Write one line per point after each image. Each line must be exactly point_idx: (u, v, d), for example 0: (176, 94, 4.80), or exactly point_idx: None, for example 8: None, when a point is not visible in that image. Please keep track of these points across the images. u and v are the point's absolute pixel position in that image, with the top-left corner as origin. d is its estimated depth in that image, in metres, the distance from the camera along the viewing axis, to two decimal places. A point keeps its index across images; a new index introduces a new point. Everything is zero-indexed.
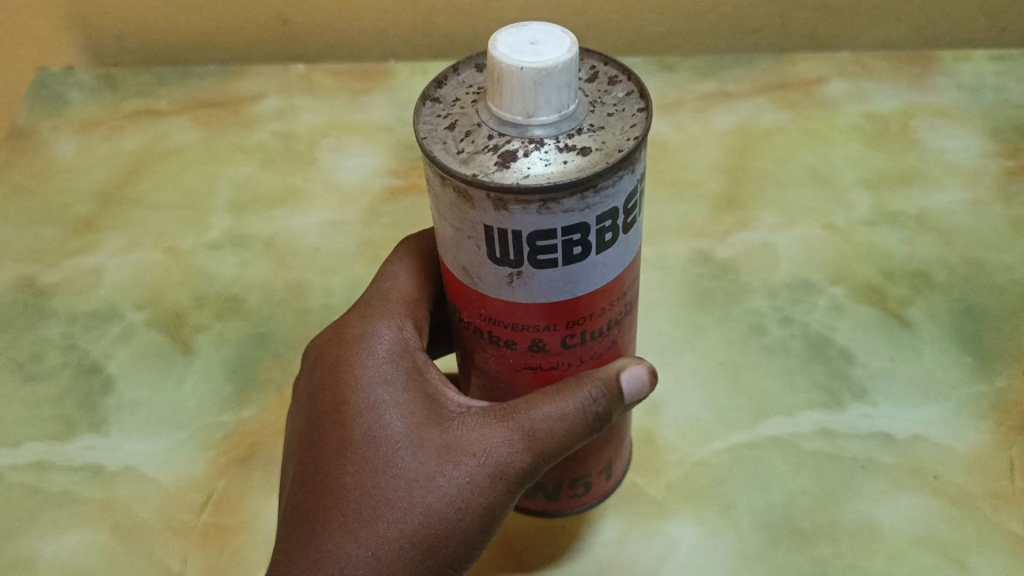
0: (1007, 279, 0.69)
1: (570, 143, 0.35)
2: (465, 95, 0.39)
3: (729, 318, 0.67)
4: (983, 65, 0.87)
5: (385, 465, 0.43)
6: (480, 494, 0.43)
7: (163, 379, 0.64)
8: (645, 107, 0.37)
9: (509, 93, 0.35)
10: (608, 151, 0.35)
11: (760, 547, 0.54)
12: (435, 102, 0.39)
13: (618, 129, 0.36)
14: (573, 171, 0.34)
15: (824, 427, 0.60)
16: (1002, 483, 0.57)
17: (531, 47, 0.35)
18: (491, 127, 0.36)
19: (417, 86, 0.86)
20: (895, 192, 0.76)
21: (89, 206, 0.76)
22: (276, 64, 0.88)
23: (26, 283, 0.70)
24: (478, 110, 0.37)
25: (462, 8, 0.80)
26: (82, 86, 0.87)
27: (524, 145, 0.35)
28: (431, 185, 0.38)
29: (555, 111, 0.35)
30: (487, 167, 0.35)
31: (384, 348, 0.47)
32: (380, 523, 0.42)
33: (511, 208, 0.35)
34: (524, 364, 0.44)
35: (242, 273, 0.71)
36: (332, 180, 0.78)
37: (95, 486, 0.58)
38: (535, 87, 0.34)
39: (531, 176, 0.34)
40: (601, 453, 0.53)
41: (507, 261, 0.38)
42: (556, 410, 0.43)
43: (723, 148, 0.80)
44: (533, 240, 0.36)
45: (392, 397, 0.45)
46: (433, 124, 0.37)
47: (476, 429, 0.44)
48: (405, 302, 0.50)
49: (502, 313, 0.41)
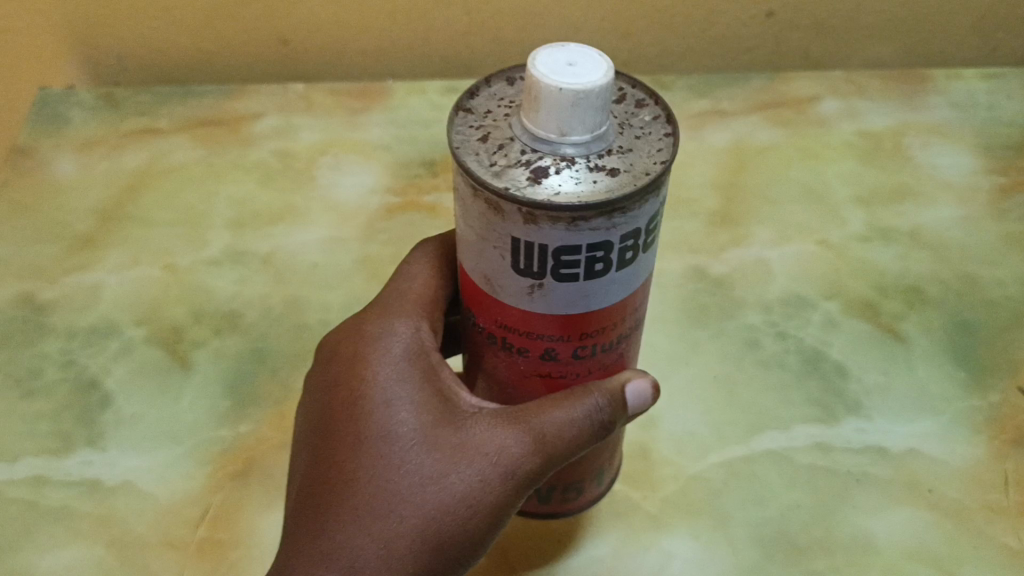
0: (1000, 295, 0.69)
1: (600, 163, 0.36)
2: (497, 108, 0.40)
3: (724, 333, 0.68)
4: (974, 84, 0.88)
5: (398, 461, 0.43)
6: (490, 493, 0.43)
7: (161, 394, 0.64)
8: (672, 133, 0.38)
9: (545, 111, 0.36)
10: (636, 173, 0.36)
11: (756, 560, 0.55)
12: (468, 114, 0.39)
13: (646, 153, 0.37)
14: (603, 191, 0.35)
15: (819, 441, 0.60)
16: (996, 496, 0.57)
17: (569, 68, 0.36)
18: (525, 142, 0.37)
19: (415, 106, 0.87)
20: (889, 209, 0.77)
21: (90, 224, 0.77)
22: (276, 84, 0.89)
23: (25, 300, 0.71)
24: (512, 125, 0.38)
25: (458, 30, 0.83)
26: (83, 105, 0.88)
27: (556, 163, 0.36)
28: (459, 194, 0.39)
29: (586, 131, 0.36)
30: (518, 182, 0.35)
31: (399, 346, 0.47)
32: (390, 518, 0.43)
33: (541, 223, 0.36)
34: (534, 375, 0.45)
35: (240, 289, 0.72)
36: (330, 198, 0.79)
37: (91, 502, 0.58)
38: (573, 108, 0.35)
39: (562, 194, 0.35)
40: (597, 462, 0.53)
41: (530, 273, 0.39)
42: (565, 416, 0.43)
43: (718, 165, 0.81)
44: (557, 254, 0.37)
45: (406, 394, 0.45)
46: (466, 135, 0.38)
47: (489, 429, 0.44)
48: (421, 302, 0.50)
49: (518, 322, 0.42)
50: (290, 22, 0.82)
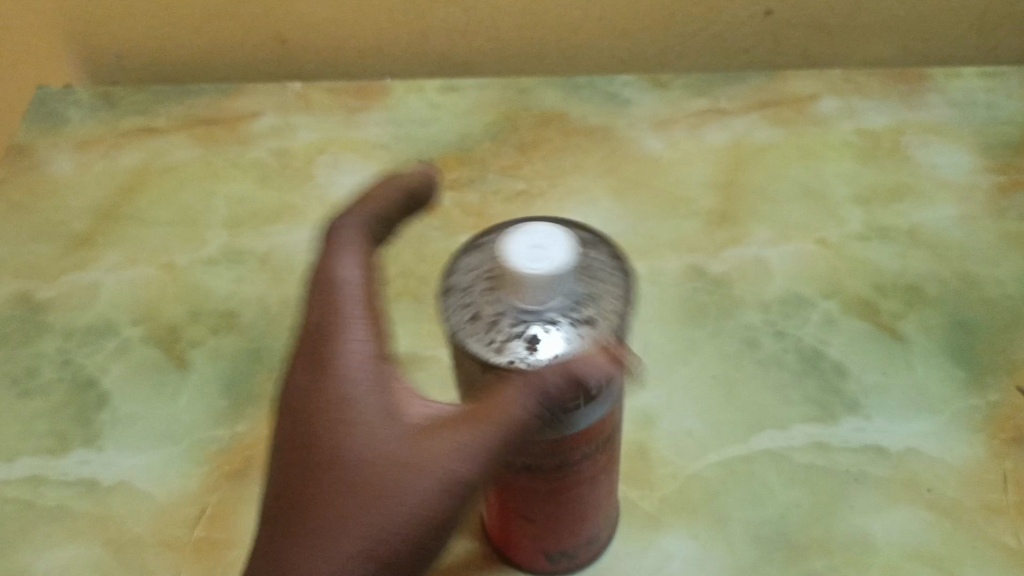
0: (999, 293, 0.69)
1: (581, 317, 0.40)
2: (475, 278, 0.42)
3: (722, 332, 0.67)
4: (974, 82, 0.88)
5: (343, 473, 0.38)
6: (440, 501, 0.38)
7: (158, 394, 0.64)
8: (621, 268, 0.43)
9: (527, 290, 0.40)
10: (609, 320, 0.41)
11: (754, 560, 0.55)
12: (451, 292, 0.42)
13: (608, 292, 0.42)
14: (591, 343, 0.40)
15: (818, 440, 0.60)
16: (995, 495, 0.57)
17: (538, 254, 0.40)
18: (513, 315, 0.40)
19: (414, 104, 0.87)
20: (888, 208, 0.77)
21: (87, 223, 0.77)
22: (273, 82, 0.88)
23: (22, 300, 0.70)
24: (495, 297, 0.41)
25: (458, 26, 0.83)
26: (80, 103, 0.87)
27: (543, 327, 0.40)
28: (466, 372, 0.42)
29: (563, 293, 0.40)
30: (519, 354, 0.40)
31: (342, 348, 0.40)
32: (340, 534, 0.38)
33: (547, 386, 0.40)
34: (535, 456, 0.45)
35: (237, 288, 0.72)
36: (328, 197, 0.79)
37: (89, 501, 0.58)
38: (546, 287, 0.39)
39: (559, 357, 0.39)
40: (600, 526, 0.54)
41: (543, 422, 0.42)
42: (514, 403, 0.38)
43: (716, 164, 0.81)
44: (562, 397, 0.41)
45: (352, 397, 0.39)
46: (458, 316, 0.41)
47: (440, 434, 0.38)
48: (359, 293, 0.41)
49: (540, 450, 0.44)
50: (290, 19, 0.82)
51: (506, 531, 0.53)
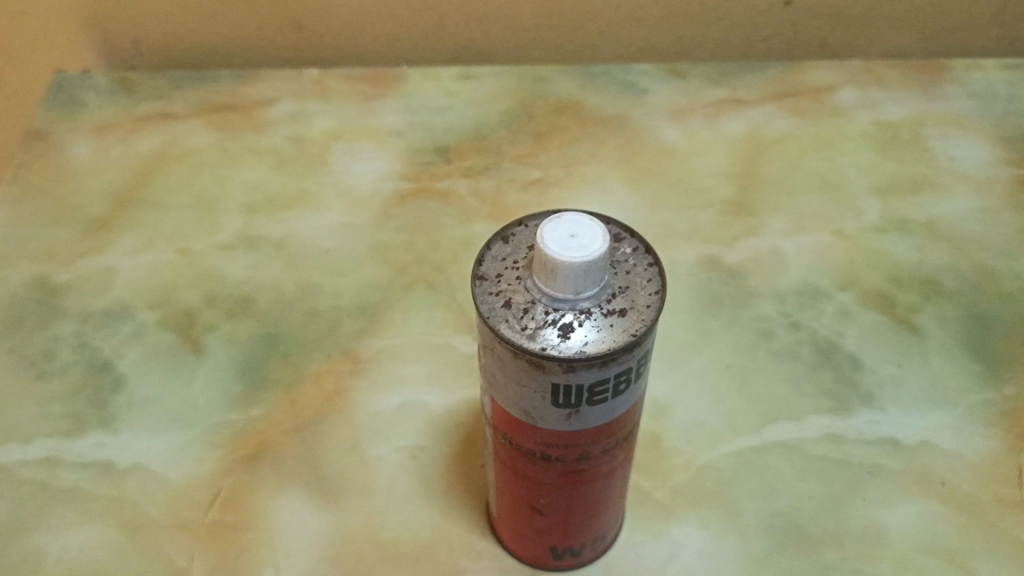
0: (1017, 287, 0.69)
1: (611, 307, 0.40)
2: (507, 269, 0.42)
3: (737, 323, 0.67)
4: (994, 74, 0.87)
5: None
6: None
7: (174, 378, 0.65)
8: (654, 261, 0.42)
9: (560, 279, 0.39)
10: (641, 310, 0.40)
11: (766, 550, 0.55)
12: (483, 280, 0.42)
13: (640, 286, 0.41)
14: (621, 333, 0.39)
15: (832, 433, 0.60)
16: (1009, 490, 0.57)
17: (575, 242, 0.39)
18: (546, 302, 0.40)
19: (430, 92, 0.87)
20: (906, 200, 0.76)
21: (104, 207, 0.77)
22: (289, 69, 0.89)
23: (39, 282, 0.71)
24: (529, 286, 0.41)
25: (473, 15, 0.82)
26: (98, 89, 0.87)
27: (576, 316, 0.40)
28: (497, 355, 0.42)
29: (596, 285, 0.40)
30: (552, 340, 0.39)
31: None
32: None
33: (578, 370, 0.40)
34: (549, 445, 0.45)
35: (253, 273, 0.72)
36: (343, 183, 0.79)
37: (104, 483, 0.59)
38: (585, 274, 0.39)
39: (590, 344, 0.39)
40: (608, 527, 0.54)
41: (568, 404, 0.42)
42: None
43: (732, 154, 0.81)
44: (591, 388, 0.41)
45: None
46: (490, 303, 0.41)
47: None
48: None
49: (556, 438, 0.45)
50: (305, 8, 0.82)
51: (519, 524, 0.53)
